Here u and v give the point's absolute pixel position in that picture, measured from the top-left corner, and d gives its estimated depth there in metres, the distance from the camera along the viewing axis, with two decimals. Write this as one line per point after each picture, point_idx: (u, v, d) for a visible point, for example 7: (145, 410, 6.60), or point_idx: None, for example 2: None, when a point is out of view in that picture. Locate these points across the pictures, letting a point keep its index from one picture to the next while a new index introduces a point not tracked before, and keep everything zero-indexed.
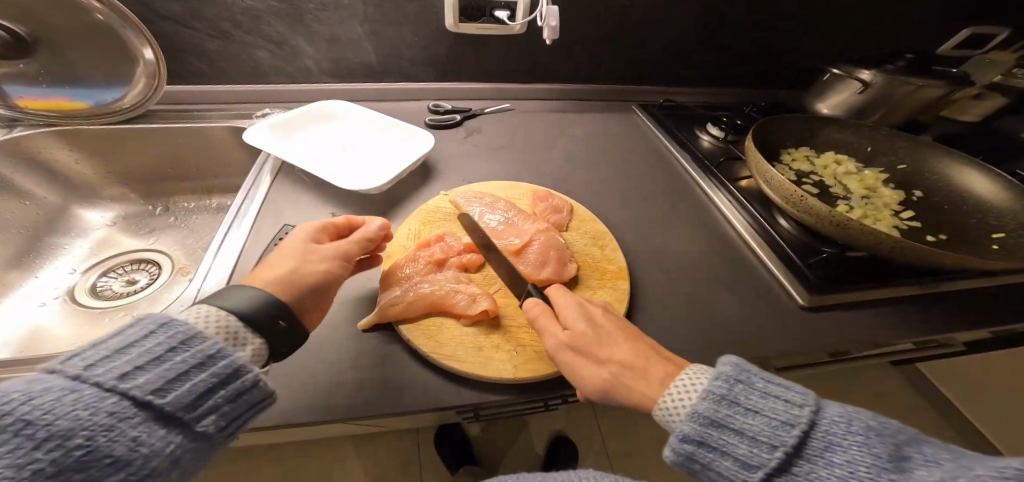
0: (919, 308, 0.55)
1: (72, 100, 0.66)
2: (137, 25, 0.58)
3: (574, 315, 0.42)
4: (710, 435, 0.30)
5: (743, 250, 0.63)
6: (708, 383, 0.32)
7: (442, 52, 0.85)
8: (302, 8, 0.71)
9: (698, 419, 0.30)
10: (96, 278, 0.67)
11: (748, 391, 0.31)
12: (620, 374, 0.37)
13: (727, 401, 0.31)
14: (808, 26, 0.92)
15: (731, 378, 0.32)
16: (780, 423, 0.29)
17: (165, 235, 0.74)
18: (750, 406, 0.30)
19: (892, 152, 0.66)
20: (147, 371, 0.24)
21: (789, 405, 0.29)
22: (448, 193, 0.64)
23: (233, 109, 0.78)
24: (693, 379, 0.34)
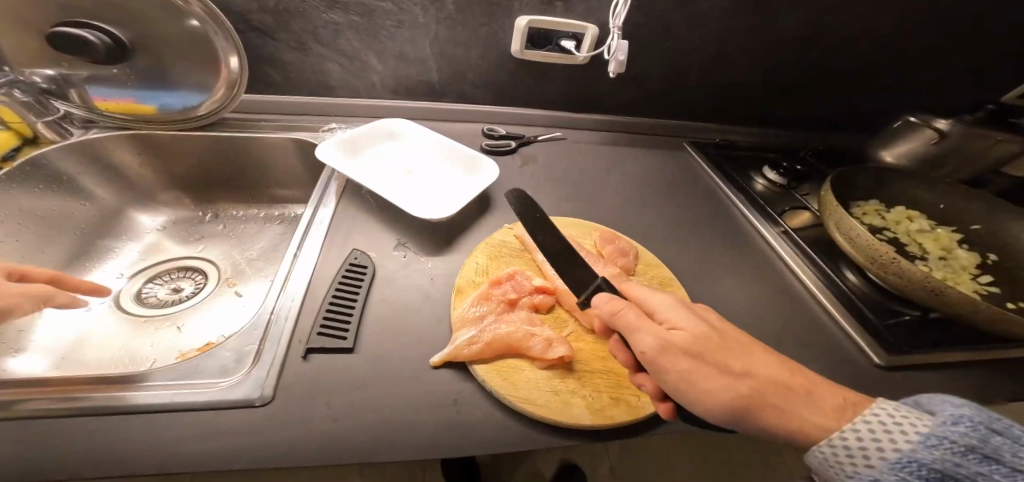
0: (999, 374, 0.54)
1: (140, 102, 0.65)
2: (231, 33, 0.59)
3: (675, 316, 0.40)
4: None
5: (811, 303, 0.61)
6: (938, 428, 0.30)
7: (504, 77, 0.85)
8: (379, 24, 0.72)
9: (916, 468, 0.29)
10: (142, 284, 0.67)
11: (1009, 447, 0.28)
12: (755, 389, 0.35)
13: (972, 455, 0.28)
14: (870, 73, 0.92)
15: (980, 427, 0.29)
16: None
17: (212, 243, 0.74)
18: (1015, 466, 0.27)
19: (967, 212, 0.65)
20: None
21: None
22: (512, 225, 0.64)
23: (294, 120, 0.79)
24: (902, 418, 0.32)
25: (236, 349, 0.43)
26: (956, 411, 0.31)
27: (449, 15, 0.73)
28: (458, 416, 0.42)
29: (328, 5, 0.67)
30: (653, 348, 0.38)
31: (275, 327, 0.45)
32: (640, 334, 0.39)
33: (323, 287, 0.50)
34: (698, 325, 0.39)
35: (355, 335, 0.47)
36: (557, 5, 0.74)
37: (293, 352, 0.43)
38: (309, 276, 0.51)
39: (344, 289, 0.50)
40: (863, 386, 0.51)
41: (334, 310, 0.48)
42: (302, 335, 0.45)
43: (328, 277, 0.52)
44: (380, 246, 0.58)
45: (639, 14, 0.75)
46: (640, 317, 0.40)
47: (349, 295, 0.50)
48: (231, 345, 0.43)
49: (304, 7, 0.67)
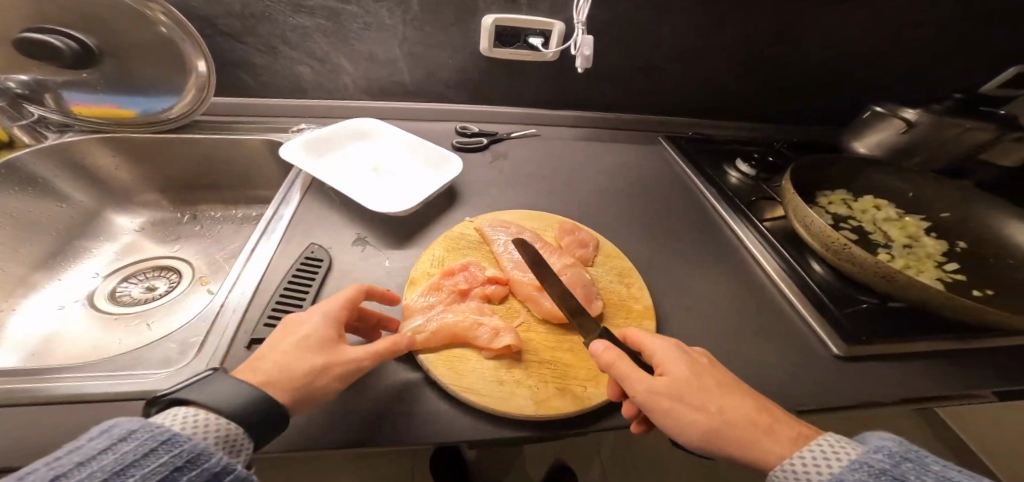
0: (966, 364, 0.52)
1: (120, 107, 0.69)
2: (196, 37, 0.62)
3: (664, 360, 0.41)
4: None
5: (774, 294, 0.60)
6: (863, 455, 0.32)
7: (476, 76, 0.86)
8: (346, 27, 0.74)
9: None
10: (116, 283, 0.68)
11: (919, 471, 0.30)
12: (732, 426, 0.36)
13: (888, 477, 0.30)
14: (848, 64, 0.91)
15: (896, 456, 0.31)
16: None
17: (188, 243, 0.76)
18: None
19: (936, 200, 0.64)
20: None
21: None
22: (473, 219, 0.64)
23: (269, 122, 0.81)
24: (838, 447, 0.33)
25: (181, 341, 0.43)
26: (880, 442, 0.33)
27: (415, 16, 0.75)
28: (397, 402, 0.42)
29: (293, 9, 0.70)
30: (640, 390, 0.38)
31: (222, 318, 0.45)
32: (629, 378, 0.40)
33: (276, 279, 0.51)
34: (685, 369, 0.40)
35: None
36: (522, 3, 0.75)
37: (238, 341, 0.43)
38: (264, 270, 0.52)
39: (297, 281, 0.51)
40: (820, 376, 0.49)
41: (285, 300, 0.48)
42: (248, 326, 0.45)
43: (282, 269, 0.52)
44: (340, 241, 0.58)
45: (604, 9, 0.76)
46: (628, 362, 0.41)
47: (301, 286, 0.50)
48: (176, 338, 0.43)
49: (270, 11, 0.70)
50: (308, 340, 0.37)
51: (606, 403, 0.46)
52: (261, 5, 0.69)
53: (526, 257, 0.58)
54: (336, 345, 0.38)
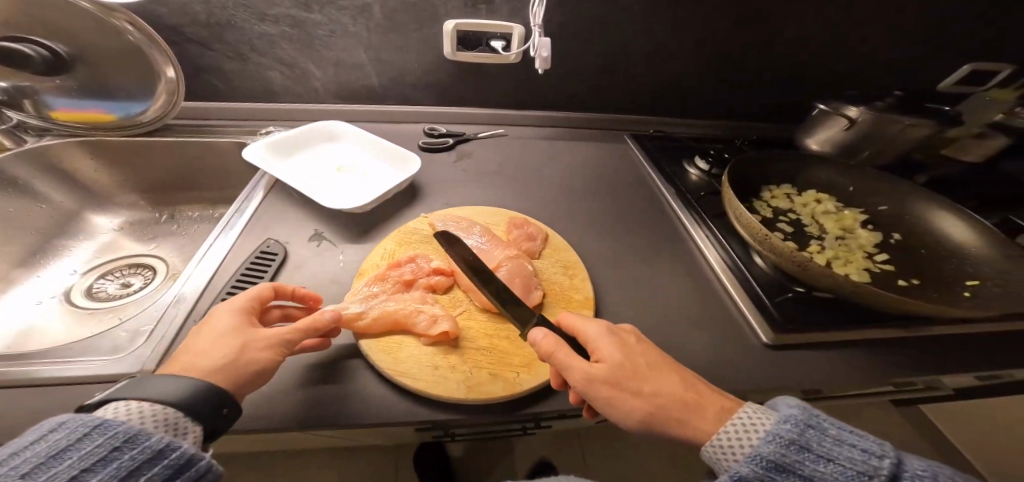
0: (896, 352, 0.53)
1: (107, 112, 0.75)
2: (162, 46, 0.67)
3: (602, 345, 0.41)
4: (771, 478, 0.31)
5: (715, 285, 0.63)
6: (774, 426, 0.33)
7: (442, 78, 0.90)
8: (312, 34, 0.78)
9: (762, 461, 0.31)
10: (94, 280, 0.72)
11: (821, 437, 0.32)
12: (666, 406, 0.37)
13: (796, 446, 0.32)
14: (807, 62, 0.93)
15: (802, 424, 0.33)
16: (856, 473, 0.30)
17: (164, 243, 0.79)
18: (822, 453, 0.31)
19: (875, 194, 0.66)
20: (91, 474, 0.24)
21: (868, 456, 0.30)
22: (428, 215, 0.67)
23: (242, 125, 0.85)
24: (754, 419, 0.35)
25: (132, 329, 0.46)
26: (788, 410, 0.35)
27: (378, 23, 0.79)
28: (333, 384, 0.45)
29: (258, 18, 0.75)
30: (579, 379, 0.39)
31: (173, 309, 0.48)
32: (569, 367, 0.40)
33: (230, 272, 0.54)
34: (622, 352, 0.41)
35: None
36: (480, 7, 0.78)
37: (186, 330, 0.46)
38: (219, 264, 0.55)
39: (250, 273, 0.53)
40: (748, 362, 0.51)
41: (235, 290, 0.51)
42: (198, 315, 0.48)
43: (237, 263, 0.55)
44: (297, 237, 0.61)
45: (558, 12, 0.79)
46: (568, 351, 0.41)
47: (253, 278, 0.53)
48: (129, 326, 0.46)
49: (235, 19, 0.74)
50: (217, 334, 0.37)
51: (536, 389, 0.48)
52: (225, 14, 0.73)
53: (473, 250, 0.61)
54: (250, 330, 0.39)
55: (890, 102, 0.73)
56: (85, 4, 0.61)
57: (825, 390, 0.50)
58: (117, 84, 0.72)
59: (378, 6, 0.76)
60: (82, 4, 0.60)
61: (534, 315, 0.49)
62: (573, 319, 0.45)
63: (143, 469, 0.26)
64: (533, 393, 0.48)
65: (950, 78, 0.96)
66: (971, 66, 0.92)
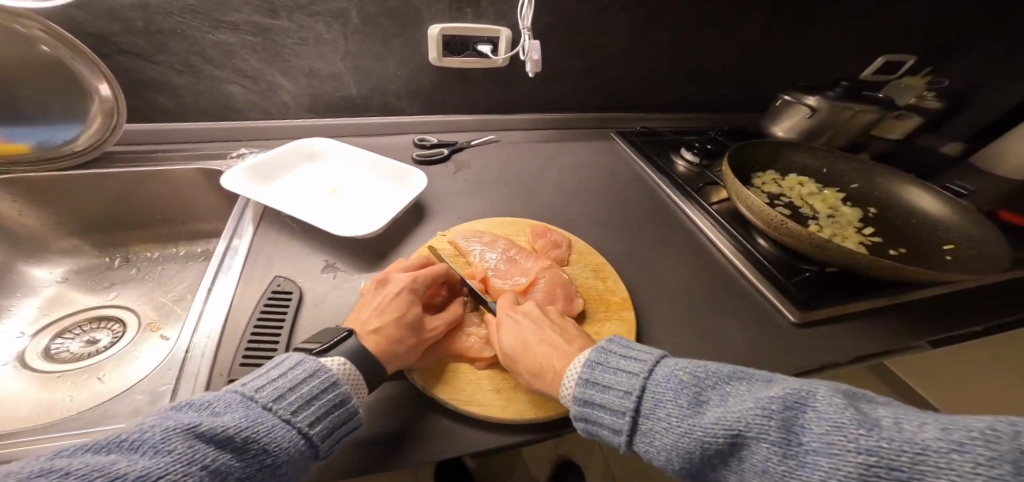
0: (891, 315, 0.60)
1: (13, 140, 0.62)
2: (88, 55, 0.59)
3: (514, 328, 0.47)
4: (585, 412, 0.37)
5: (731, 271, 0.67)
6: (578, 372, 0.39)
7: (426, 86, 0.85)
8: (279, 42, 0.70)
9: (574, 401, 0.38)
10: (49, 341, 0.60)
11: (603, 371, 0.38)
12: (536, 373, 0.42)
13: (589, 382, 0.37)
14: (769, 56, 1.00)
15: (591, 364, 0.39)
16: (624, 393, 0.35)
17: (126, 290, 0.68)
18: (603, 383, 0.37)
19: (846, 174, 0.74)
20: (291, 394, 0.32)
21: (628, 374, 0.36)
22: (446, 233, 0.64)
23: (203, 149, 0.75)
24: (574, 367, 0.40)
25: (149, 391, 0.40)
26: (588, 356, 0.40)
27: (356, 29, 0.72)
28: (404, 432, 0.41)
29: (212, 26, 0.65)
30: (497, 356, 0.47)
31: (193, 366, 0.43)
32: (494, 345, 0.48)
33: (245, 316, 0.49)
34: (516, 331, 0.47)
35: None
36: (467, 11, 0.75)
37: (215, 386, 0.42)
38: (227, 311, 0.49)
39: (268, 317, 0.49)
40: (778, 344, 0.55)
41: (258, 338, 0.46)
42: (223, 368, 0.43)
43: (248, 307, 0.50)
44: (307, 271, 0.57)
45: (545, 14, 0.78)
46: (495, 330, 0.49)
47: (273, 322, 0.48)
48: (144, 386, 0.41)
49: (184, 27, 0.64)
50: (402, 312, 0.45)
51: None
52: (170, 21, 0.63)
53: (504, 264, 0.59)
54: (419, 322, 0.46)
55: (838, 92, 0.79)
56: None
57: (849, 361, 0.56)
58: (38, 107, 0.62)
59: (356, 12, 0.70)
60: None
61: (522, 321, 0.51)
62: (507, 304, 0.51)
63: (321, 397, 0.34)
64: None
65: (872, 68, 1.00)
66: (885, 59, 0.98)
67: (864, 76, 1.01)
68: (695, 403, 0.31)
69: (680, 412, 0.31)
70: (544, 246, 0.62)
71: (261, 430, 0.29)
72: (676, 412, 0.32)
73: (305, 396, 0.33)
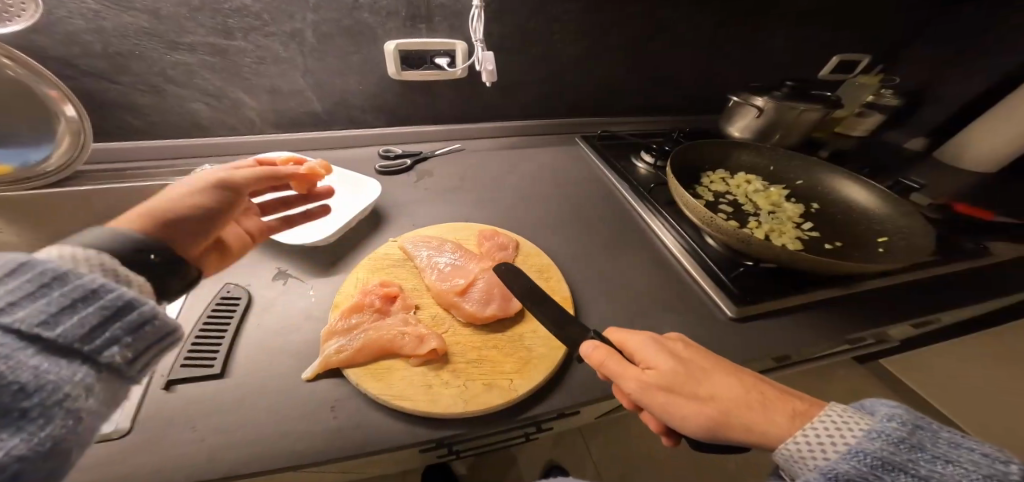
0: (834, 308, 0.62)
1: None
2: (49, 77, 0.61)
3: (652, 352, 0.40)
4: (879, 476, 0.29)
5: (676, 269, 0.68)
6: (875, 426, 0.32)
7: (389, 99, 0.88)
8: (238, 62, 0.74)
9: (867, 458, 0.30)
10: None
11: (933, 439, 0.30)
12: (730, 412, 0.35)
13: (903, 444, 0.30)
14: (727, 58, 1.02)
15: (907, 424, 0.31)
16: (981, 476, 0.27)
17: None
18: (938, 454, 0.29)
19: (791, 171, 0.76)
20: (26, 307, 0.24)
21: (989, 460, 0.28)
22: (398, 238, 0.67)
23: (175, 166, 0.79)
24: (847, 418, 0.33)
25: None
26: (890, 411, 0.33)
27: (312, 47, 0.76)
28: (345, 425, 0.44)
29: (169, 47, 0.69)
30: (634, 391, 0.39)
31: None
32: (622, 378, 0.40)
33: (191, 322, 0.52)
34: (653, 352, 0.40)
35: (225, 362, 0.48)
36: (420, 26, 0.78)
37: (154, 385, 0.44)
38: (176, 317, 0.52)
39: (213, 321, 0.51)
40: (716, 338, 0.57)
41: (200, 342, 0.49)
42: (164, 369, 0.46)
43: (196, 314, 0.53)
44: (259, 278, 0.59)
45: (495, 25, 0.81)
46: (617, 358, 0.41)
47: (217, 328, 0.51)
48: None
49: (142, 49, 0.68)
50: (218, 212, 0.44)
51: (533, 391, 0.49)
52: (128, 43, 0.67)
53: (448, 267, 0.61)
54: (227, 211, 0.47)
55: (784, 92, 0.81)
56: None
57: (794, 355, 0.58)
58: (6, 129, 0.65)
59: (310, 31, 0.74)
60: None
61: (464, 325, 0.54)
62: (617, 328, 0.44)
63: (86, 303, 0.27)
64: (531, 395, 0.49)
65: (825, 68, 1.09)
66: (836, 58, 1.07)
67: (820, 76, 1.11)
68: None
69: None
70: (489, 249, 0.64)
71: (5, 364, 0.22)
72: None
73: (62, 305, 0.26)
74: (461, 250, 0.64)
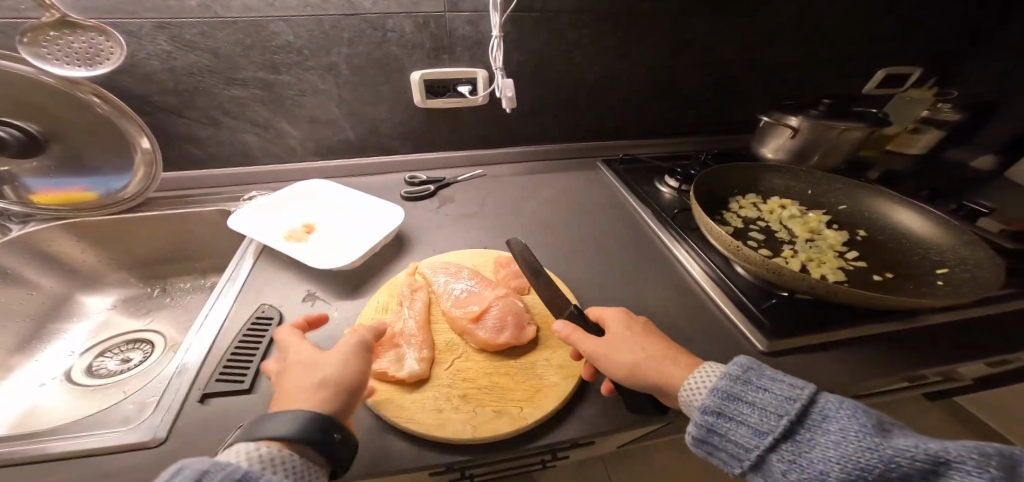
0: (891, 343, 0.56)
1: (88, 190, 0.75)
2: (131, 115, 0.69)
3: (615, 322, 0.49)
4: (727, 406, 0.38)
5: (703, 297, 0.64)
6: (728, 369, 0.40)
7: (416, 127, 0.92)
8: (282, 94, 0.80)
9: (718, 393, 0.38)
10: (92, 359, 0.71)
11: (763, 376, 0.39)
12: (654, 364, 0.44)
13: (743, 381, 0.39)
14: (759, 74, 0.99)
15: (748, 366, 0.40)
16: (789, 398, 0.36)
17: (159, 316, 0.79)
18: (764, 385, 0.38)
19: (832, 196, 0.72)
20: None
21: (798, 387, 0.37)
22: (417, 263, 0.68)
23: (226, 192, 0.86)
24: (714, 369, 0.42)
25: (138, 401, 0.46)
26: (744, 359, 0.41)
27: (347, 79, 0.81)
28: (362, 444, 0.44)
29: (226, 83, 0.76)
30: (589, 348, 0.47)
31: (178, 378, 0.49)
32: (583, 341, 0.47)
33: (228, 340, 0.54)
34: (617, 323, 0.49)
35: (254, 377, 0.50)
36: (445, 57, 0.82)
37: (192, 397, 0.47)
38: (214, 336, 0.55)
39: (247, 340, 0.54)
40: None
41: (234, 359, 0.51)
42: (200, 384, 0.48)
43: (233, 333, 0.55)
44: (289, 299, 0.62)
45: (518, 53, 0.83)
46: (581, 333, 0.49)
47: (250, 345, 0.53)
48: (135, 398, 0.47)
49: (203, 85, 0.75)
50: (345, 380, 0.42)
51: (546, 421, 0.47)
52: (192, 81, 0.74)
53: (465, 293, 0.61)
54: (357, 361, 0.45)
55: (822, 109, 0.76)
56: (49, 79, 0.63)
57: (843, 393, 0.52)
58: (97, 160, 0.74)
59: (345, 65, 0.79)
60: (46, 79, 0.63)
61: (481, 353, 0.54)
62: (599, 306, 0.53)
63: None
64: (542, 424, 0.47)
65: (870, 83, 1.03)
66: (884, 72, 1.01)
67: (864, 90, 1.05)
68: (877, 428, 0.32)
69: (860, 430, 0.32)
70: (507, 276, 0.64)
71: None
72: (855, 429, 0.32)
73: None
74: (479, 277, 0.64)
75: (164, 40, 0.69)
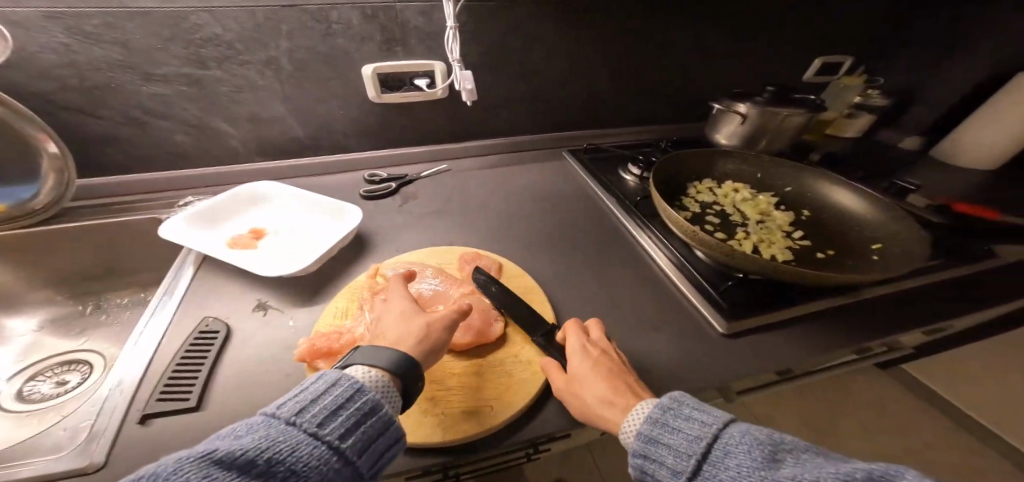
0: (836, 316, 0.60)
1: None
2: (32, 117, 0.62)
3: (575, 360, 0.48)
4: (648, 450, 0.38)
5: (666, 283, 0.66)
6: (649, 410, 0.40)
7: (372, 123, 0.88)
8: (214, 90, 0.74)
9: (640, 437, 0.39)
10: (20, 384, 0.63)
11: (676, 415, 0.38)
12: (598, 409, 0.43)
13: (659, 422, 0.38)
14: (711, 64, 1.02)
15: (665, 406, 0.40)
16: (696, 437, 0.36)
17: (96, 335, 0.71)
18: (676, 425, 0.38)
19: (780, 179, 0.75)
20: (323, 418, 0.32)
21: (703, 423, 0.37)
22: (378, 264, 0.66)
23: (163, 197, 0.79)
24: (642, 408, 0.41)
25: (71, 426, 0.42)
26: (669, 397, 0.41)
27: (290, 74, 0.76)
28: None
29: (144, 78, 0.69)
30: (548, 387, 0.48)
31: (115, 396, 0.44)
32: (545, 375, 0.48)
33: (167, 358, 0.50)
34: (577, 358, 0.48)
35: (202, 393, 0.46)
36: (396, 49, 0.78)
37: (130, 419, 0.42)
38: (151, 354, 0.50)
39: (189, 357, 0.49)
40: (715, 355, 0.54)
41: (177, 376, 0.47)
42: (141, 404, 0.44)
43: (170, 353, 0.50)
44: (237, 310, 0.58)
45: (472, 44, 0.81)
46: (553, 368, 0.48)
47: (194, 361, 0.49)
48: (67, 422, 0.42)
49: (117, 81, 0.68)
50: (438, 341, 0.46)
51: (516, 417, 0.47)
52: (102, 76, 0.67)
53: (430, 292, 0.59)
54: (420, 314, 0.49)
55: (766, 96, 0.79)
56: None
57: (799, 367, 0.55)
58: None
59: (285, 58, 0.74)
60: None
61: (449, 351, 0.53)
62: (569, 328, 0.52)
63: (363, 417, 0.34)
64: (512, 421, 0.47)
65: (809, 71, 1.10)
66: (821, 60, 1.07)
67: (805, 78, 1.11)
68: (768, 460, 0.32)
69: (751, 467, 0.31)
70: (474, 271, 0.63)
71: (285, 450, 0.29)
72: (746, 467, 0.32)
73: (330, 407, 0.33)
74: (444, 274, 0.63)
75: (62, 32, 0.61)
